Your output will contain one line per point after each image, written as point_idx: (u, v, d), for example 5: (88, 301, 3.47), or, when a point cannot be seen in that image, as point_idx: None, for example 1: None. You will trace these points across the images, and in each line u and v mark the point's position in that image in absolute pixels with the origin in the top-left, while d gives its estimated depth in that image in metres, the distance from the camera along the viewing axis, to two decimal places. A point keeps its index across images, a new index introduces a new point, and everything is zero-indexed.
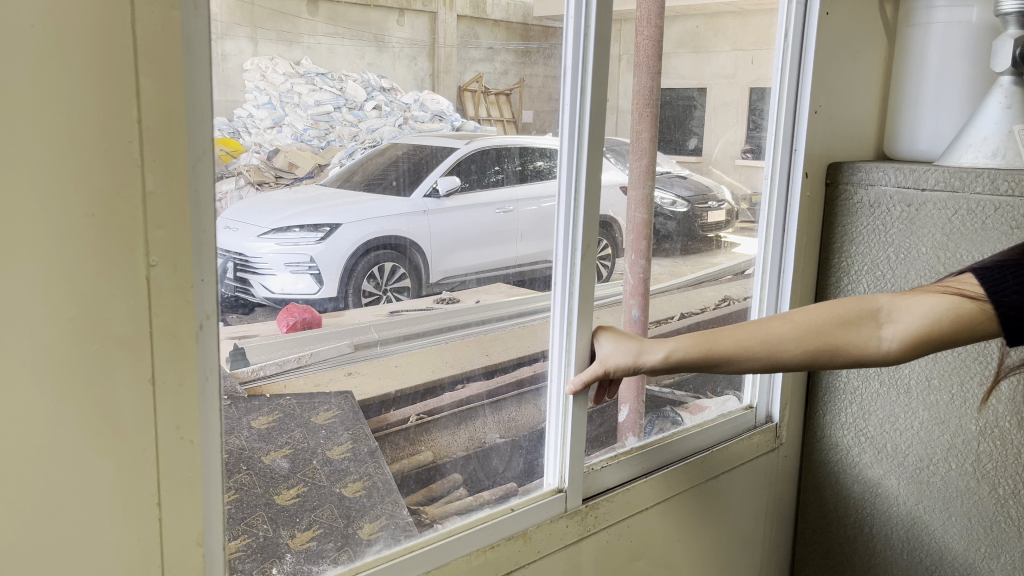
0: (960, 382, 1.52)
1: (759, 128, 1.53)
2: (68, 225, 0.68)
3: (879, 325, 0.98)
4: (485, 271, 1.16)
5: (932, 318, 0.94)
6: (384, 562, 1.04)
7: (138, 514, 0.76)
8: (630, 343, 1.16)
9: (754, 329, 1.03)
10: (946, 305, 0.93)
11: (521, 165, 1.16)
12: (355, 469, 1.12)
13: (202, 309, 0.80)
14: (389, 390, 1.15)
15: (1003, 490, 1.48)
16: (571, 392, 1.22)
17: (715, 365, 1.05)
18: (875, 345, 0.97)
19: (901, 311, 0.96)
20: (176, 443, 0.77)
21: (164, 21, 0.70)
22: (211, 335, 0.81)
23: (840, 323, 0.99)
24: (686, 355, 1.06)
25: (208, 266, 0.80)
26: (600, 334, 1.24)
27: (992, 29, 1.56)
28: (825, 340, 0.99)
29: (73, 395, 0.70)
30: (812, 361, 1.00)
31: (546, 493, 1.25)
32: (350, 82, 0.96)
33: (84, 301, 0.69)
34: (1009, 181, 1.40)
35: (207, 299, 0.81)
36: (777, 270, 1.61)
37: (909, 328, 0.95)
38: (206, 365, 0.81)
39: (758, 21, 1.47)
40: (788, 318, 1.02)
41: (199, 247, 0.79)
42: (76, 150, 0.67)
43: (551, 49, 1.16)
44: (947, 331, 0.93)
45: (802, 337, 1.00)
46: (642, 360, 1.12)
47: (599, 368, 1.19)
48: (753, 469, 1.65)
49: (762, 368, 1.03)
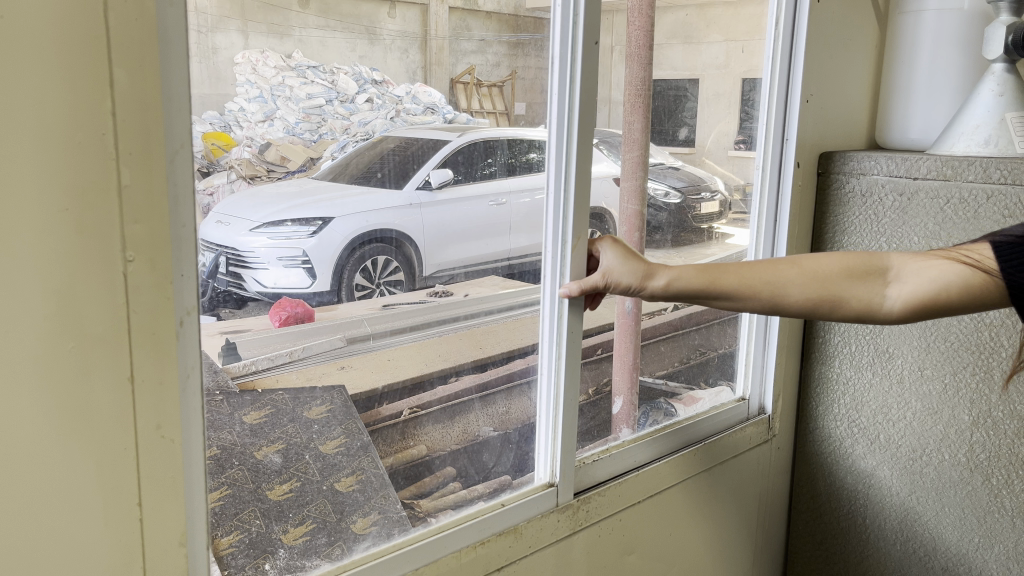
0: (953, 372, 1.52)
1: (751, 119, 1.53)
2: (45, 221, 0.67)
3: (885, 284, 0.99)
4: (473, 264, 1.16)
5: (940, 284, 0.94)
6: (370, 560, 1.00)
7: (120, 514, 0.75)
8: (637, 263, 1.12)
9: (759, 270, 1.05)
10: (955, 274, 0.93)
11: (510, 157, 1.15)
12: (348, 464, 1.12)
13: (186, 306, 0.79)
14: (375, 387, 1.14)
15: (996, 480, 1.49)
16: (565, 296, 1.17)
17: (716, 298, 1.07)
18: (879, 304, 0.99)
19: (908, 274, 0.98)
20: (157, 441, 0.77)
21: (138, 11, 0.70)
22: (192, 332, 0.80)
23: (847, 274, 1.00)
24: (687, 285, 1.08)
25: (187, 260, 0.79)
26: (602, 242, 1.19)
27: (985, 15, 1.55)
28: (829, 288, 1.01)
29: (54, 396, 0.70)
30: (812, 308, 1.02)
31: (536, 488, 1.23)
32: (342, 75, 0.95)
33: (61, 297, 0.69)
34: (1002, 169, 1.40)
35: (188, 294, 0.79)
36: (773, 203, 1.59)
37: (916, 291, 0.96)
38: (189, 362, 0.81)
39: (750, 11, 1.47)
40: (796, 264, 1.04)
41: (179, 244, 0.78)
42: (54, 145, 0.67)
43: (542, 40, 1.14)
44: (952, 299, 0.94)
45: (809, 283, 1.01)
46: (647, 284, 1.10)
47: (599, 281, 1.16)
48: (745, 461, 1.65)
49: (763, 308, 1.05)
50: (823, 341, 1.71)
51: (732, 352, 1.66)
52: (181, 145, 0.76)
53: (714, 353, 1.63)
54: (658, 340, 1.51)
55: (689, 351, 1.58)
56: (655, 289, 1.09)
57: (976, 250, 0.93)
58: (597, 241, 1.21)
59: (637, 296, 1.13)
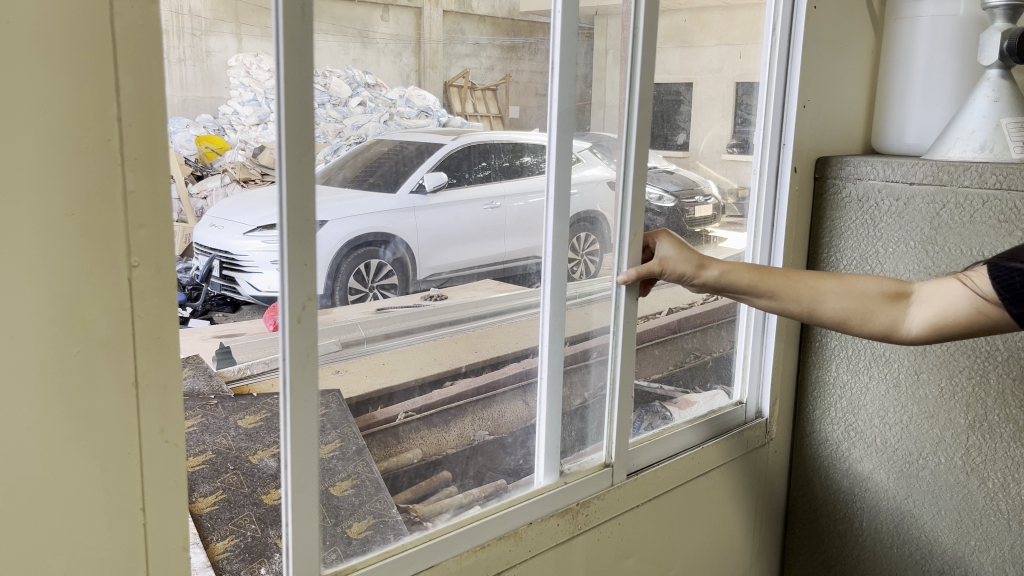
0: (950, 376, 1.53)
1: (746, 123, 1.54)
2: (46, 227, 0.66)
3: (910, 306, 1.10)
4: (530, 256, 1.23)
5: (947, 305, 1.04)
6: (413, 544, 1.09)
7: (123, 517, 0.74)
8: (692, 254, 1.26)
9: (806, 279, 1.17)
10: (961, 294, 1.02)
11: (534, 158, 1.20)
12: (343, 468, 1.03)
13: (305, 292, 0.92)
14: (414, 377, 1.13)
15: (992, 483, 1.50)
16: (621, 282, 1.30)
17: (760, 296, 1.21)
18: (903, 323, 1.09)
19: (927, 298, 1.08)
20: (161, 445, 0.76)
21: (144, 18, 0.69)
22: (313, 314, 0.94)
23: (881, 293, 1.12)
24: (738, 282, 1.21)
25: (309, 252, 0.92)
26: (660, 235, 1.32)
27: (980, 22, 1.56)
28: (862, 303, 1.13)
29: (50, 405, 0.68)
30: (844, 320, 1.15)
31: (595, 467, 1.36)
32: (334, 79, 0.91)
33: (63, 303, 0.68)
34: (997, 174, 1.40)
35: (309, 284, 0.93)
36: (769, 224, 1.62)
37: (931, 311, 1.06)
38: (307, 345, 0.94)
39: (745, 16, 1.47)
40: (838, 278, 1.16)
41: (286, 234, 0.90)
42: (52, 151, 0.66)
43: (536, 44, 1.17)
44: (959, 320, 1.03)
45: (845, 295, 1.14)
46: (700, 274, 1.24)
47: (655, 267, 1.29)
48: (742, 465, 1.66)
49: (801, 313, 1.18)
50: (820, 345, 1.71)
51: (730, 355, 1.65)
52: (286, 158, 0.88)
53: (709, 356, 1.60)
54: (655, 343, 1.46)
55: (685, 354, 1.54)
56: (708, 279, 1.23)
57: (974, 274, 1.01)
58: (653, 234, 1.35)
59: (687, 285, 1.27)
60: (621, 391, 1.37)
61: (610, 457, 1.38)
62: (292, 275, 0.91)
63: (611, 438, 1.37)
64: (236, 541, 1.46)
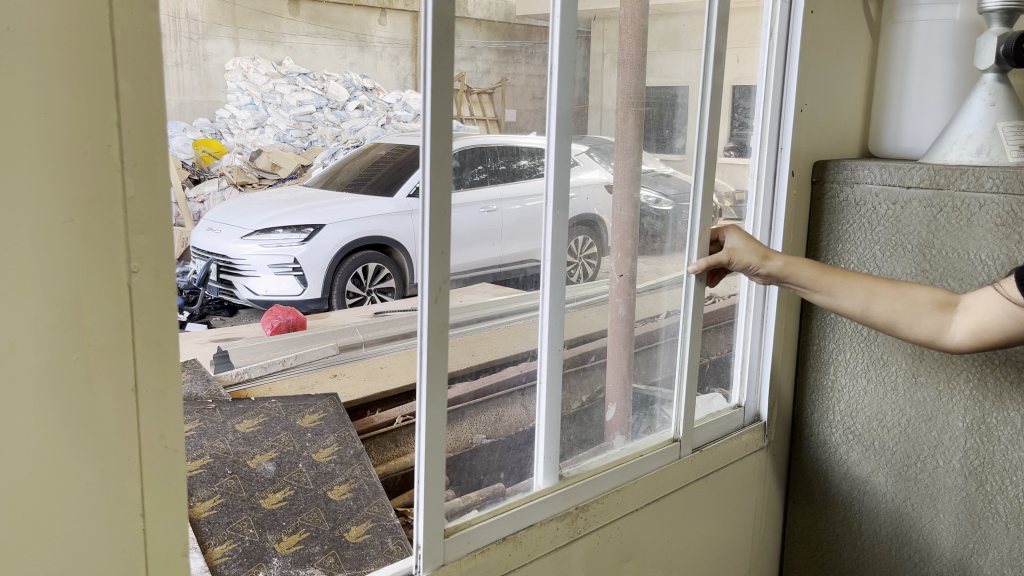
0: (947, 379, 1.53)
1: (744, 127, 1.54)
2: (44, 235, 0.66)
3: (954, 314, 1.21)
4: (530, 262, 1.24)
5: (987, 315, 1.15)
6: (517, 506, 1.22)
7: (122, 524, 0.74)
8: (757, 246, 1.35)
9: (858, 280, 1.27)
10: (999, 306, 1.14)
11: (533, 161, 1.20)
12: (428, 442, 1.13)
13: (442, 278, 1.05)
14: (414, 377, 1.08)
15: (990, 486, 1.50)
16: (693, 272, 1.42)
17: (817, 290, 1.30)
18: (947, 330, 1.21)
19: (969, 307, 1.19)
20: (160, 452, 0.76)
21: (145, 25, 0.69)
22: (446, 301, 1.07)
23: (931, 301, 1.22)
24: (799, 273, 1.30)
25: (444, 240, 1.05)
26: (725, 229, 1.42)
27: (975, 27, 1.57)
28: (912, 308, 1.23)
29: (47, 413, 0.68)
30: (892, 322, 1.25)
31: (664, 441, 1.49)
32: None
33: (62, 310, 0.68)
34: (994, 178, 1.41)
35: (443, 271, 1.06)
36: (767, 226, 1.62)
37: (971, 320, 1.18)
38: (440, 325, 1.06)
39: (741, 20, 1.47)
40: (894, 284, 1.26)
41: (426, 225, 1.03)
42: (49, 158, 0.65)
43: (534, 48, 1.17)
44: (999, 325, 1.14)
45: (896, 299, 1.24)
46: (765, 264, 1.32)
47: (724, 258, 1.39)
48: (741, 468, 1.66)
49: (855, 309, 1.28)
50: (819, 348, 1.71)
51: (728, 359, 1.65)
52: (431, 158, 1.01)
53: (707, 360, 1.59)
54: (652, 346, 1.46)
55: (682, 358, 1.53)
56: (773, 268, 1.31)
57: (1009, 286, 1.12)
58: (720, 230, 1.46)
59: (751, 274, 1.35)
60: (688, 373, 1.50)
61: (677, 433, 1.51)
62: (432, 262, 1.04)
63: (680, 417, 1.50)
64: (234, 546, 1.46)
